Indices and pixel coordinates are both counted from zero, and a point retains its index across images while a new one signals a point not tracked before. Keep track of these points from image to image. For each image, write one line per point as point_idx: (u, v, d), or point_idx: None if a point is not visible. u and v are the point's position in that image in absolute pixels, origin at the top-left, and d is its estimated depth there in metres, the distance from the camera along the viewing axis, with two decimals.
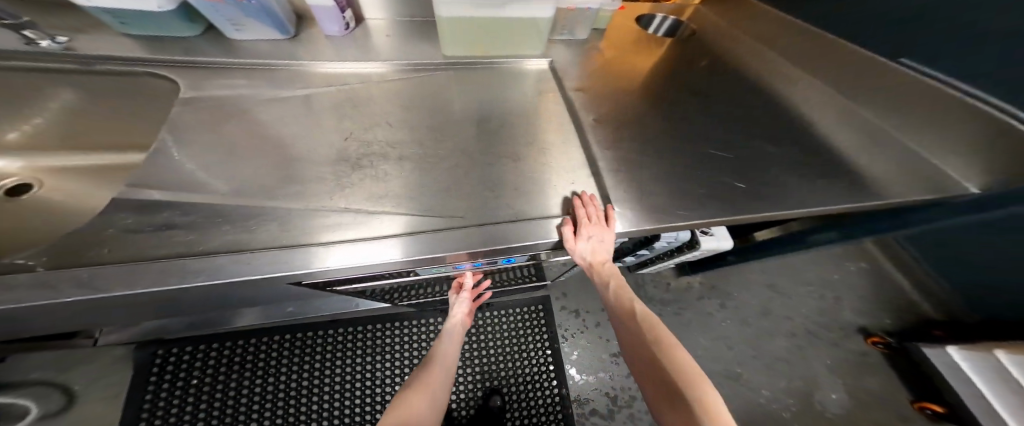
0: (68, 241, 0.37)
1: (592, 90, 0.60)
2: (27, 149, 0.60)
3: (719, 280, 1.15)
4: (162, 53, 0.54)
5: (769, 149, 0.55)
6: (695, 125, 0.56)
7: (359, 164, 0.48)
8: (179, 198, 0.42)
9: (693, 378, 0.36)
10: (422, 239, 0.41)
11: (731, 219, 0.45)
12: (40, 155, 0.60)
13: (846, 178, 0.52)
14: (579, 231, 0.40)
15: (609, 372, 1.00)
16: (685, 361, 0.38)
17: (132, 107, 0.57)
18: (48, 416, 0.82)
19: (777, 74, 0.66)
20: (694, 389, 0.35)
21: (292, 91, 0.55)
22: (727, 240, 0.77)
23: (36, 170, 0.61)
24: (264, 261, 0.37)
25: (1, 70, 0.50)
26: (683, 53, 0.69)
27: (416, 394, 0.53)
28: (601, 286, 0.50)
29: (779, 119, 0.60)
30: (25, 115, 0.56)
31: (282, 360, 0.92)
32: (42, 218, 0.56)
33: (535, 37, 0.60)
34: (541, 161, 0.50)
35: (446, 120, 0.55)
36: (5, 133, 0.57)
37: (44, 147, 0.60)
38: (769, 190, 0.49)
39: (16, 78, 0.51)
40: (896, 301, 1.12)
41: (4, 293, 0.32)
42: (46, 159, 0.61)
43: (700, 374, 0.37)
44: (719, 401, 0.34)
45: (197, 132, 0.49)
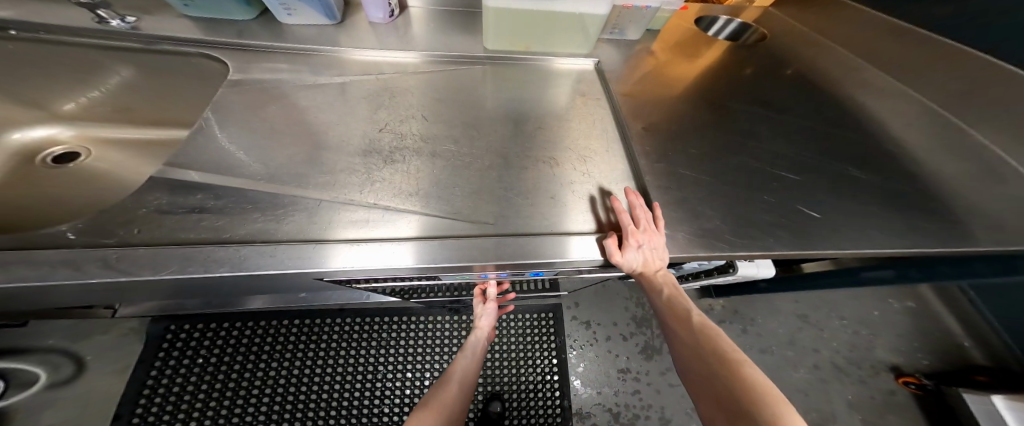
0: (103, 218, 0.35)
1: (640, 95, 0.57)
2: (78, 120, 0.60)
3: (742, 304, 1.11)
4: (218, 35, 0.53)
5: (828, 173, 0.51)
6: (750, 143, 0.53)
7: (391, 158, 0.46)
8: (214, 181, 0.40)
9: (759, 386, 0.32)
10: (445, 244, 0.38)
11: (792, 254, 0.41)
12: (90, 126, 0.61)
13: (912, 210, 0.48)
14: (628, 241, 0.37)
15: (614, 387, 0.97)
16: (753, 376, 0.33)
17: (180, 87, 0.57)
18: (57, 384, 0.81)
19: (856, 75, 0.69)
20: (764, 405, 0.29)
21: (328, 77, 0.54)
22: (768, 269, 0.79)
23: (84, 139, 0.61)
24: (288, 256, 0.35)
25: (62, 45, 0.50)
26: (734, 61, 0.68)
27: (430, 413, 0.55)
28: (653, 293, 0.46)
29: (837, 143, 0.56)
30: (80, 88, 0.56)
31: (286, 346, 0.91)
32: (87, 187, 0.56)
33: (584, 35, 0.57)
34: (582, 169, 0.47)
35: (484, 116, 0.52)
36: (63, 103, 0.58)
37: (96, 118, 0.61)
38: (831, 218, 0.45)
39: (77, 52, 0.51)
40: (938, 343, 1.07)
41: (30, 268, 0.30)
42: (95, 130, 0.61)
43: (774, 391, 0.31)
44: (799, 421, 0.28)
45: (236, 114, 0.47)
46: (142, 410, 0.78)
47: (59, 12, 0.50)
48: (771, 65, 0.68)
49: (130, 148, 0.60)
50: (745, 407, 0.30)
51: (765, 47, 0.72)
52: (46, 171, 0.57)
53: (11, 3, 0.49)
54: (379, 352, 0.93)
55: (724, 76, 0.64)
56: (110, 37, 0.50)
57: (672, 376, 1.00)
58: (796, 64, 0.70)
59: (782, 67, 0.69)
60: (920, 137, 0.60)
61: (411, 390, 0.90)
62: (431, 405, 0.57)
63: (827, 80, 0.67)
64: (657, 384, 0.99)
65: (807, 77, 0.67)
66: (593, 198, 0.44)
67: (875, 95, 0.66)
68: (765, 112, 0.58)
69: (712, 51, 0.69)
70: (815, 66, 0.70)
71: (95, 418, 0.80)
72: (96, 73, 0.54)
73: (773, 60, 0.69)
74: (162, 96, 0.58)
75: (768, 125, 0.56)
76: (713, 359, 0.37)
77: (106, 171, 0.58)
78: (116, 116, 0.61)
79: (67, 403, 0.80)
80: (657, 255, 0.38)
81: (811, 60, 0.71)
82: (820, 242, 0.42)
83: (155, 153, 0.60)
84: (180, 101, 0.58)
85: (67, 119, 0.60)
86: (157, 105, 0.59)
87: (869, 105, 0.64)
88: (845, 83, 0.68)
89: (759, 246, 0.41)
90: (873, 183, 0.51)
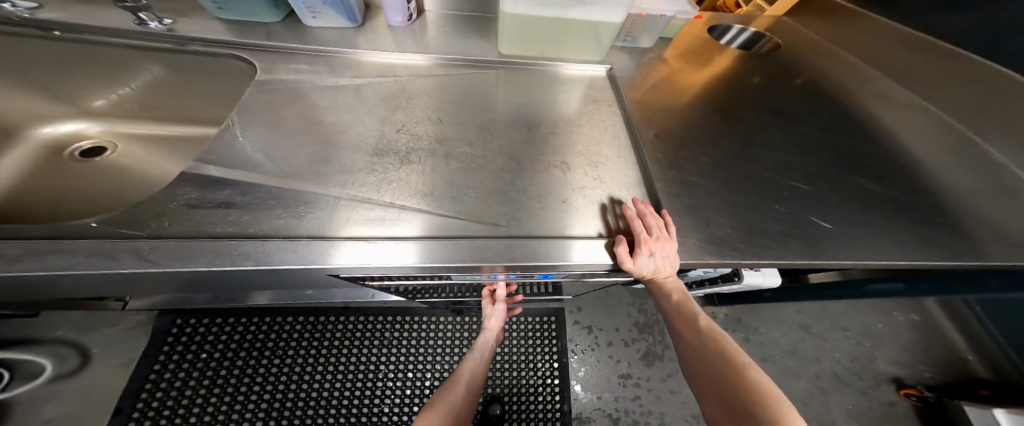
0: (135, 211, 0.37)
1: (651, 102, 0.58)
2: (106, 116, 0.64)
3: (745, 312, 1.11)
4: (246, 37, 0.55)
5: (835, 184, 0.51)
6: (759, 152, 0.54)
7: (407, 158, 0.46)
8: (233, 176, 0.42)
9: (764, 389, 0.32)
10: (455, 244, 0.38)
11: (799, 263, 0.42)
12: (116, 122, 0.65)
13: (918, 221, 0.48)
14: (641, 249, 0.37)
15: (615, 393, 0.97)
16: (759, 380, 0.33)
17: (205, 87, 0.59)
18: (60, 377, 0.81)
19: (865, 85, 0.70)
20: (769, 409, 0.30)
21: (346, 79, 0.55)
22: (773, 278, 0.79)
23: (111, 134, 0.65)
24: (308, 252, 0.36)
25: (96, 46, 0.52)
26: (745, 69, 0.69)
27: (436, 414, 0.55)
28: (662, 297, 0.47)
29: (845, 154, 0.57)
30: (108, 86, 0.59)
31: (290, 343, 0.91)
32: (111, 181, 0.59)
33: (597, 42, 0.59)
34: (593, 174, 0.48)
35: (497, 120, 0.53)
36: (93, 100, 0.61)
37: (122, 115, 0.64)
38: (838, 227, 0.46)
39: (112, 52, 0.53)
40: (940, 356, 1.07)
41: (67, 257, 0.32)
42: (122, 126, 0.65)
43: (780, 396, 0.32)
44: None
45: (258, 114, 0.49)
46: (141, 405, 0.78)
47: (102, 15, 0.53)
48: (783, 74, 0.70)
49: (153, 144, 0.64)
50: (750, 409, 0.31)
51: (779, 56, 0.74)
52: (74, 163, 0.61)
53: (58, 6, 0.52)
54: (381, 351, 0.94)
55: (735, 84, 0.65)
56: (148, 39, 0.53)
57: (673, 382, 1.00)
58: (806, 73, 0.71)
59: (794, 76, 0.70)
60: (931, 148, 0.60)
61: (412, 390, 0.90)
62: (438, 406, 0.57)
63: (838, 90, 0.69)
64: (657, 390, 0.99)
65: (819, 87, 0.68)
66: (604, 205, 0.45)
67: (888, 105, 0.67)
68: (775, 122, 0.59)
69: (725, 59, 0.70)
70: (827, 75, 0.71)
71: (97, 410, 0.80)
72: (126, 71, 0.57)
73: (785, 69, 0.71)
74: (187, 94, 0.60)
75: (777, 135, 0.57)
76: (718, 361, 0.37)
77: (128, 166, 0.61)
78: (142, 113, 0.64)
79: (71, 394, 0.81)
80: (667, 263, 0.39)
81: (824, 69, 0.72)
82: (828, 252, 0.43)
83: (180, 149, 0.64)
84: (207, 99, 0.61)
85: (97, 116, 0.64)
86: (183, 104, 0.62)
87: (879, 116, 0.65)
88: (859, 92, 0.69)
89: (768, 254, 0.41)
90: (879, 194, 0.51)
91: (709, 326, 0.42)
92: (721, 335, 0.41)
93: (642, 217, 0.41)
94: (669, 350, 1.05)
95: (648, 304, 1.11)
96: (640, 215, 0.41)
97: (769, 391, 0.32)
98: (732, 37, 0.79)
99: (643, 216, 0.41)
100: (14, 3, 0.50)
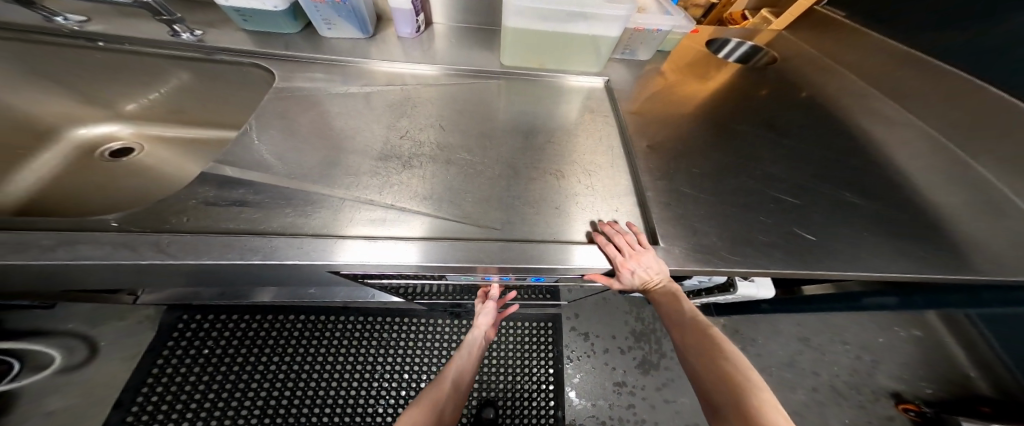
0: (158, 208, 0.40)
1: (646, 113, 0.60)
2: (137, 120, 0.69)
3: (743, 323, 1.12)
4: (267, 47, 0.59)
5: (824, 197, 0.53)
6: (749, 163, 0.56)
7: (409, 163, 0.49)
8: (247, 176, 0.45)
9: (744, 376, 0.34)
10: (450, 244, 0.40)
11: (783, 272, 0.43)
12: (146, 125, 0.70)
13: (903, 234, 0.50)
14: (620, 272, 0.40)
15: (609, 400, 0.97)
16: (739, 368, 0.35)
17: (228, 93, 0.63)
18: (70, 368, 0.84)
19: (858, 101, 0.72)
20: (750, 398, 0.32)
21: (357, 87, 0.58)
22: (767, 289, 0.80)
23: (140, 136, 0.70)
24: (312, 249, 0.38)
25: (133, 55, 0.56)
26: (742, 83, 0.71)
27: (417, 410, 0.59)
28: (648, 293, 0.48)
29: (835, 167, 0.58)
30: (142, 91, 0.63)
31: (290, 341, 0.93)
32: (141, 181, 0.64)
33: (595, 55, 0.62)
34: (586, 182, 0.50)
35: (497, 128, 0.56)
36: (127, 105, 0.66)
37: (151, 119, 0.69)
38: (823, 239, 0.47)
39: (145, 60, 0.57)
40: (942, 372, 1.06)
41: (96, 249, 0.34)
42: (152, 129, 0.70)
43: (757, 381, 0.34)
44: (777, 408, 0.31)
45: (274, 118, 0.52)
46: (143, 398, 0.80)
47: (142, 27, 0.57)
48: (780, 88, 0.71)
49: (176, 146, 0.70)
50: (734, 399, 0.33)
51: (775, 69, 0.76)
52: (107, 163, 0.66)
53: (105, 19, 0.57)
54: (378, 351, 0.95)
55: (731, 97, 0.67)
56: (178, 48, 0.57)
57: (667, 392, 1.00)
58: (803, 87, 0.73)
59: (793, 90, 0.71)
60: (923, 164, 0.61)
61: (407, 391, 0.91)
62: (420, 403, 0.61)
63: (832, 104, 0.70)
64: (651, 399, 0.99)
65: (814, 100, 0.70)
66: (587, 230, 0.45)
67: (882, 119, 0.69)
68: (767, 135, 0.61)
69: (722, 73, 0.72)
70: (823, 89, 0.73)
71: (102, 402, 0.82)
72: (156, 78, 0.61)
73: (783, 83, 0.72)
74: (210, 100, 0.64)
75: (768, 148, 0.59)
76: (702, 351, 0.39)
77: (153, 167, 0.67)
78: (169, 117, 0.69)
79: (77, 385, 0.83)
80: (654, 271, 0.40)
81: (820, 83, 0.74)
82: (813, 262, 0.44)
83: (199, 152, 0.69)
84: (228, 103, 0.65)
85: (127, 118, 0.69)
86: (206, 108, 0.66)
87: (870, 132, 0.66)
88: (855, 107, 0.70)
89: (754, 262, 0.43)
90: (866, 207, 0.53)
91: (696, 321, 0.43)
92: (707, 328, 0.41)
93: (613, 235, 0.42)
94: (665, 359, 1.05)
95: (645, 312, 1.12)
96: (611, 234, 0.42)
97: (752, 387, 0.33)
98: (731, 52, 0.81)
99: (613, 237, 0.42)
100: (66, 17, 0.54)
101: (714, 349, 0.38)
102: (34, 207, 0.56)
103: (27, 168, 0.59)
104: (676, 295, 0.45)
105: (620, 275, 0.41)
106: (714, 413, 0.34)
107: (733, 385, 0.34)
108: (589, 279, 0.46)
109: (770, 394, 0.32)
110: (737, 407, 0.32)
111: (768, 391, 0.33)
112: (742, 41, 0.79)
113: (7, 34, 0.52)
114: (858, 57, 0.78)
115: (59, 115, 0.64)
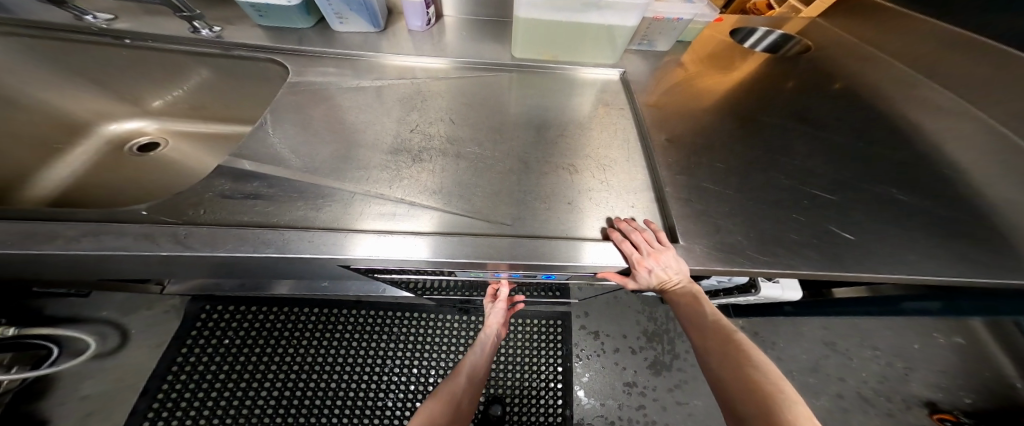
0: (178, 199, 0.41)
1: (664, 106, 0.58)
2: (161, 115, 0.71)
3: (763, 325, 1.08)
4: (281, 42, 0.59)
5: (861, 193, 0.49)
6: (776, 157, 0.53)
7: (419, 157, 0.48)
8: (262, 170, 0.45)
9: (774, 386, 0.32)
10: (459, 240, 0.40)
11: (813, 274, 0.41)
12: (169, 121, 0.71)
13: (952, 233, 0.46)
14: (638, 271, 0.38)
15: (619, 401, 0.95)
16: (768, 377, 0.33)
17: (244, 88, 0.64)
18: (103, 354, 0.88)
19: (899, 91, 0.67)
20: (781, 409, 0.30)
21: (368, 81, 0.58)
22: (793, 291, 0.76)
23: (164, 132, 0.72)
24: (322, 242, 0.38)
25: (159, 52, 0.57)
26: (769, 73, 0.67)
27: (438, 403, 0.60)
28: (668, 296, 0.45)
29: (873, 161, 0.54)
30: (167, 87, 0.65)
31: (305, 333, 0.95)
32: (165, 174, 0.66)
33: (611, 46, 0.60)
34: (600, 177, 0.48)
35: (508, 122, 0.55)
36: (153, 101, 0.68)
37: (175, 115, 0.71)
38: (862, 238, 0.44)
39: (169, 57, 0.58)
40: (980, 382, 1.01)
41: (117, 239, 0.35)
42: (175, 125, 0.72)
43: (789, 392, 0.32)
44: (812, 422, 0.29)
45: (289, 112, 0.53)
46: (168, 385, 0.84)
47: (166, 24, 0.58)
48: (811, 78, 0.67)
49: (198, 141, 0.71)
50: (763, 410, 0.31)
51: (806, 59, 0.72)
52: (133, 157, 0.68)
53: (130, 17, 0.57)
54: (389, 346, 0.96)
55: (757, 89, 0.64)
56: (198, 44, 0.57)
57: (679, 393, 0.98)
58: (834, 77, 0.68)
59: (824, 80, 0.67)
60: (977, 158, 0.56)
61: (417, 386, 0.91)
62: (440, 396, 0.62)
63: (869, 94, 0.66)
64: (663, 401, 0.97)
65: (847, 91, 0.66)
66: (603, 227, 0.43)
67: (927, 110, 0.64)
68: (796, 127, 0.58)
69: (748, 64, 0.68)
70: (859, 79, 0.68)
71: (131, 388, 0.86)
72: (179, 74, 0.62)
73: (814, 73, 0.68)
74: (228, 96, 0.65)
75: (796, 142, 0.56)
76: (726, 358, 0.37)
77: (177, 161, 0.69)
78: (191, 113, 0.70)
79: (108, 371, 0.87)
80: (673, 270, 0.38)
81: (855, 72, 0.69)
82: (850, 263, 0.41)
83: (219, 146, 0.70)
84: (245, 99, 0.65)
85: (154, 114, 0.71)
86: (224, 103, 0.67)
87: (911, 124, 0.61)
88: (894, 98, 0.66)
89: (784, 263, 0.40)
90: (910, 204, 0.49)
91: (717, 325, 0.40)
92: (731, 332, 0.39)
93: (630, 232, 0.40)
94: (678, 360, 1.03)
95: (658, 312, 1.09)
96: (629, 231, 0.41)
97: (783, 398, 0.31)
98: (756, 42, 0.77)
99: (630, 234, 0.40)
100: (95, 16, 0.55)
101: (740, 357, 0.36)
102: (67, 200, 0.58)
103: (64, 162, 0.62)
104: (696, 297, 0.43)
105: (637, 274, 0.39)
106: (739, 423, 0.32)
107: (762, 395, 0.32)
108: (602, 277, 0.45)
109: (802, 406, 0.30)
110: (766, 418, 0.30)
111: (800, 402, 0.31)
112: (770, 29, 0.75)
113: (38, 32, 0.54)
114: (897, 45, 0.73)
115: (90, 112, 0.67)
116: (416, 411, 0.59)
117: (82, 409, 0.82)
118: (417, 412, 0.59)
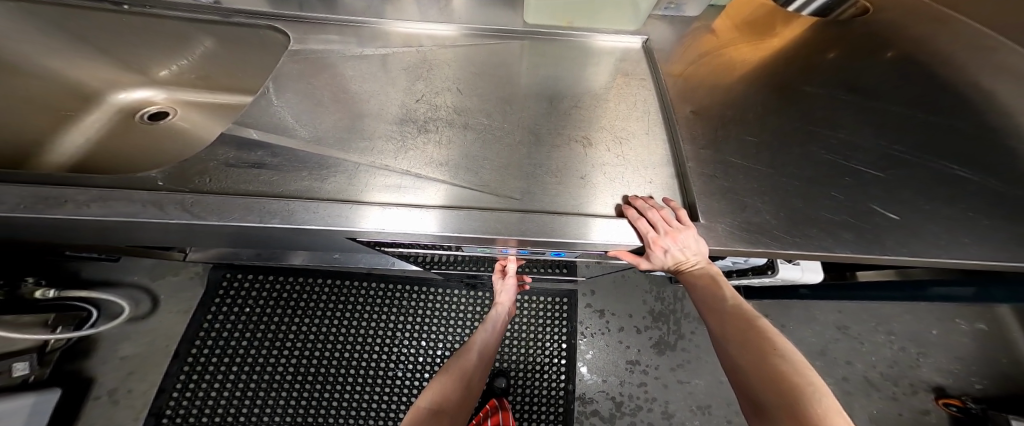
0: (188, 167, 0.40)
1: (690, 75, 0.54)
2: (170, 85, 0.70)
3: (774, 307, 1.06)
4: (283, 8, 0.56)
5: (906, 171, 0.45)
6: (814, 130, 0.49)
7: (425, 127, 0.47)
8: (267, 139, 0.44)
9: (801, 378, 0.31)
10: (467, 214, 0.38)
11: (844, 257, 0.38)
12: (178, 90, 0.70)
13: (1006, 216, 0.42)
14: (652, 250, 0.36)
15: (621, 377, 0.97)
16: (793, 368, 0.32)
17: (246, 55, 0.61)
18: (135, 317, 0.93)
19: (960, 59, 0.60)
20: (807, 400, 0.29)
21: (373, 49, 0.55)
22: (811, 273, 0.74)
23: (174, 102, 0.71)
24: (328, 213, 0.37)
25: (165, 22, 0.56)
26: (811, 40, 0.61)
27: (448, 378, 0.62)
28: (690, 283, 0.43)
29: (923, 135, 0.50)
30: (175, 56, 0.63)
31: (319, 304, 0.97)
32: (177, 143, 0.67)
33: (630, 8, 0.55)
34: (616, 151, 0.46)
35: (518, 93, 0.52)
36: (161, 71, 0.67)
37: (183, 84, 0.69)
38: (905, 219, 0.41)
39: (176, 27, 0.57)
40: (1000, 370, 0.98)
41: (127, 206, 0.34)
42: (184, 95, 0.71)
43: (815, 383, 0.30)
44: (840, 415, 0.27)
45: (295, 81, 0.51)
46: (195, 350, 0.88)
47: None
48: (858, 46, 0.61)
49: (206, 111, 0.70)
50: (786, 402, 0.29)
51: (856, 24, 0.64)
52: (146, 127, 0.68)
53: None
54: (399, 318, 0.98)
55: (796, 57, 0.58)
56: (199, 11, 0.55)
57: (682, 373, 0.99)
58: (885, 43, 0.61)
59: (874, 47, 0.61)
60: None
61: (426, 357, 0.95)
62: (450, 370, 0.63)
63: (923, 62, 0.59)
64: (665, 379, 0.98)
65: (900, 60, 0.59)
66: (620, 205, 0.41)
67: (987, 80, 0.57)
68: (837, 99, 0.53)
69: (788, 30, 0.62)
70: (913, 45, 0.61)
71: (162, 349, 0.91)
72: (185, 44, 0.61)
73: (863, 40, 0.62)
74: (233, 67, 0.64)
75: (835, 116, 0.51)
76: (750, 346, 0.35)
77: (188, 131, 0.68)
78: (198, 83, 0.69)
79: (142, 334, 0.92)
80: (691, 251, 0.37)
81: (910, 38, 0.62)
82: (887, 245, 0.39)
83: (227, 116, 0.69)
84: (248, 69, 0.64)
85: (162, 84, 0.69)
86: (228, 73, 0.66)
87: (970, 96, 0.55)
88: (952, 68, 0.59)
89: (815, 244, 0.38)
90: (963, 182, 0.45)
91: (737, 310, 0.39)
92: (753, 319, 0.38)
93: (647, 208, 0.38)
94: (683, 341, 1.03)
95: (667, 292, 1.08)
96: (645, 207, 0.38)
97: (809, 388, 0.30)
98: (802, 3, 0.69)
99: (645, 212, 0.38)
100: None
101: (764, 345, 0.34)
102: (84, 167, 0.59)
103: (77, 130, 0.62)
104: (715, 279, 0.42)
105: (652, 253, 0.38)
106: (759, 413, 0.31)
107: (787, 385, 0.30)
108: (613, 256, 0.44)
109: (829, 398, 0.29)
110: (788, 410, 0.28)
111: (828, 395, 0.29)
112: None
113: None
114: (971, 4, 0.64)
115: (101, 80, 0.66)
116: (428, 384, 0.61)
117: (121, 368, 0.88)
118: (427, 386, 0.60)
